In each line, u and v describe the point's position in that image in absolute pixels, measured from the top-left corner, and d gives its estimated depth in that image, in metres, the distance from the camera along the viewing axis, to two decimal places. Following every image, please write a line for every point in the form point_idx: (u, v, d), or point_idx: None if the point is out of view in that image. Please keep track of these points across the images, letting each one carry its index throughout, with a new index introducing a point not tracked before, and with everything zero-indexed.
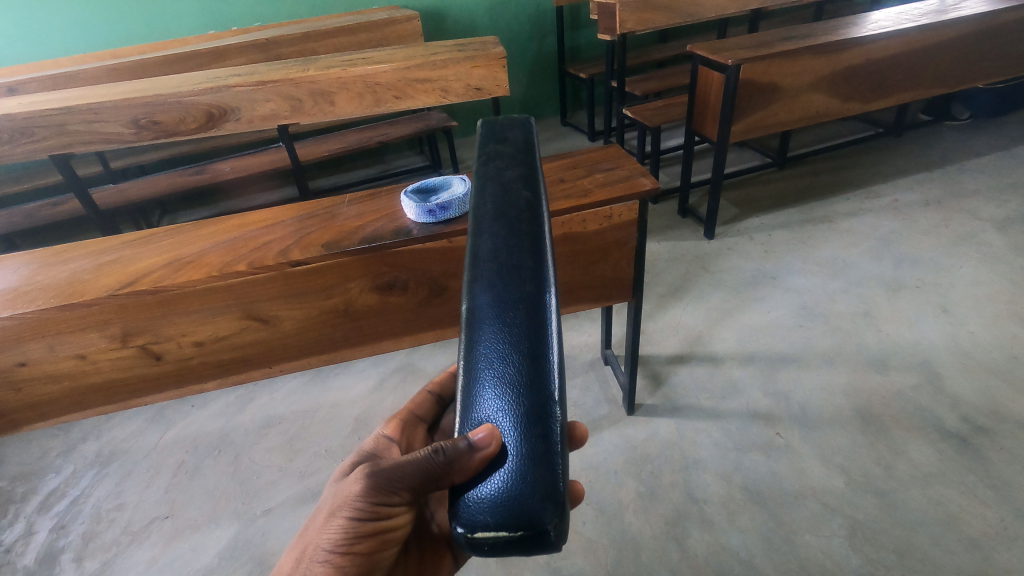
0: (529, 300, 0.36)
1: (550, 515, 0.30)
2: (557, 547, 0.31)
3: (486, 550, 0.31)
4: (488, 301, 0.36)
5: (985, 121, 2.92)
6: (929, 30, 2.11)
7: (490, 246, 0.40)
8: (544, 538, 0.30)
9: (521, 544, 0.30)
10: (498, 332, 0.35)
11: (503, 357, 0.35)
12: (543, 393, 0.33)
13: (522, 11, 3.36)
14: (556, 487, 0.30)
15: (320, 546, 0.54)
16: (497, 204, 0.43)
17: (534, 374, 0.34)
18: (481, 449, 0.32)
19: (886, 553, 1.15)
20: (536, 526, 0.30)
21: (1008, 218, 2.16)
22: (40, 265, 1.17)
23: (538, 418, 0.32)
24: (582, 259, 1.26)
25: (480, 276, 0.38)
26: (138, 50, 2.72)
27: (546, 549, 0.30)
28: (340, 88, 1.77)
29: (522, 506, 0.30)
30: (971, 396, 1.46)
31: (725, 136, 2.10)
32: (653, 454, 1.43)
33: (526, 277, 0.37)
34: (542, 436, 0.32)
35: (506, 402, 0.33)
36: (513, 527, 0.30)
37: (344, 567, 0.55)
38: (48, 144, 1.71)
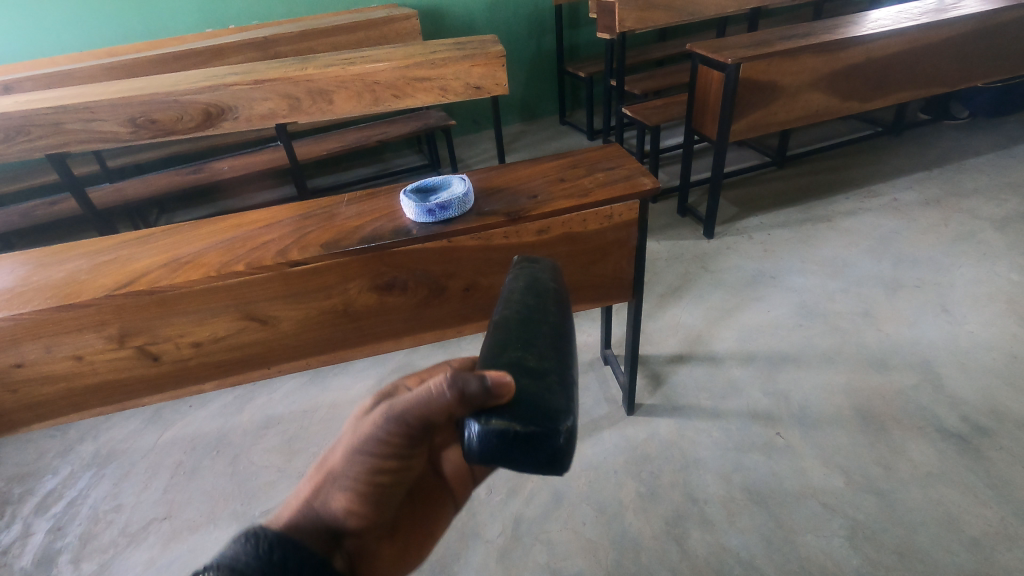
0: (554, 328, 0.45)
1: (563, 423, 0.38)
2: (563, 457, 0.38)
3: (494, 443, 0.37)
4: (517, 322, 0.45)
5: (983, 120, 2.93)
6: (928, 29, 2.11)
7: (520, 298, 0.48)
8: (553, 441, 0.37)
9: (526, 443, 0.37)
10: (523, 335, 0.43)
11: (527, 348, 0.42)
12: (561, 367, 0.42)
13: (520, 9, 3.35)
14: (565, 409, 0.38)
15: (342, 475, 0.45)
16: (529, 280, 0.51)
17: (554, 354, 0.42)
18: (498, 392, 0.38)
19: (886, 553, 1.15)
20: (548, 429, 0.37)
21: (1007, 217, 2.16)
22: (36, 265, 1.16)
23: (554, 376, 0.40)
24: (582, 259, 1.25)
25: (509, 309, 0.47)
26: (134, 47, 2.70)
27: (555, 453, 0.37)
28: (338, 86, 1.75)
29: (540, 412, 0.38)
30: (971, 395, 1.46)
31: (725, 135, 2.09)
32: (654, 454, 1.42)
33: (549, 316, 0.46)
34: (557, 383, 0.40)
35: (527, 358, 0.41)
36: (529, 423, 0.37)
37: (367, 498, 0.47)
38: (44, 144, 1.70)
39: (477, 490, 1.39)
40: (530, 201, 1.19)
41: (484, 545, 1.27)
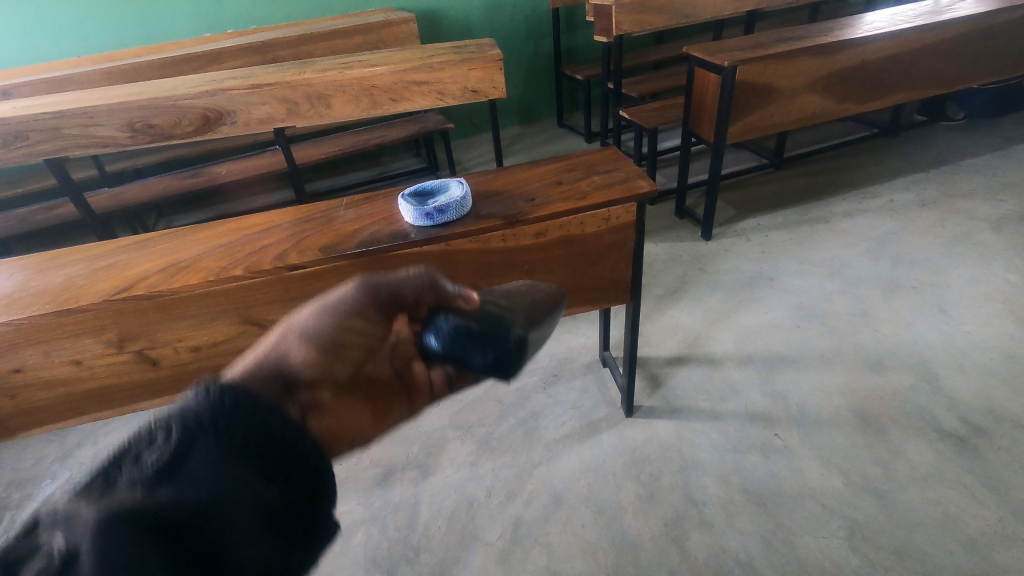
0: (526, 309, 0.57)
1: (500, 344, 0.50)
2: (495, 364, 0.51)
3: (444, 335, 0.49)
4: (498, 296, 0.58)
5: (979, 121, 2.94)
6: (923, 32, 2.13)
7: (512, 291, 0.60)
8: (489, 353, 0.50)
9: (472, 342, 0.49)
10: (498, 301, 0.56)
11: (495, 305, 0.55)
12: (513, 321, 0.54)
13: (518, 13, 3.37)
14: (509, 339, 0.52)
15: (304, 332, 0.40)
16: (527, 287, 0.62)
17: (513, 315, 0.54)
18: (463, 303, 0.51)
19: (884, 553, 1.15)
20: (489, 344, 0.50)
21: (1003, 217, 2.17)
22: (34, 270, 1.16)
23: (506, 322, 0.53)
24: (580, 262, 1.26)
25: (496, 292, 0.59)
26: (132, 52, 2.71)
27: (490, 362, 0.50)
28: (336, 90, 1.76)
29: (488, 330, 0.51)
30: (968, 395, 1.47)
31: (722, 137, 2.09)
32: (652, 457, 1.42)
33: (526, 301, 0.59)
34: (505, 326, 0.52)
35: (490, 307, 0.54)
36: (477, 331, 0.50)
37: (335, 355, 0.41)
38: (42, 149, 1.70)
39: (477, 492, 1.40)
40: (527, 204, 1.20)
41: (484, 548, 1.28)
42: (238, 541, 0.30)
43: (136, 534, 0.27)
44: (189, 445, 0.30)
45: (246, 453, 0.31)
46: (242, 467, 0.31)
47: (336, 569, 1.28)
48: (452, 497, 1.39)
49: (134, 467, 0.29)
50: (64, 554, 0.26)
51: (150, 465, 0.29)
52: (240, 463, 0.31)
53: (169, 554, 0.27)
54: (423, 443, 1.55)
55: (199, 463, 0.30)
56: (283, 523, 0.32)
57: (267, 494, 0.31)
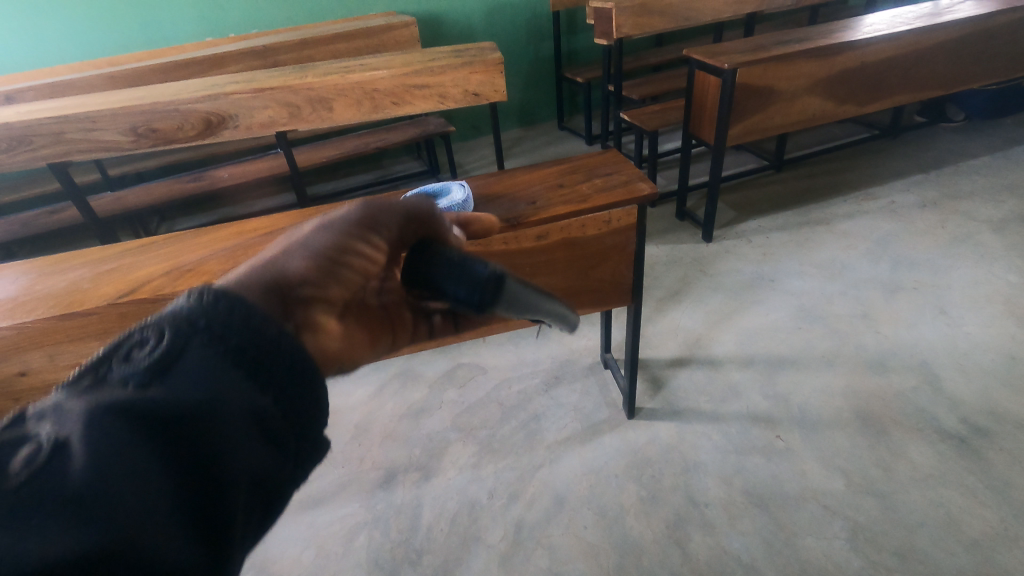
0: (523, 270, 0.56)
1: (483, 272, 0.49)
2: (476, 291, 0.49)
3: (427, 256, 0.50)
4: None
5: (979, 122, 2.95)
6: (922, 34, 2.13)
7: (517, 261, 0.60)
8: (470, 276, 0.49)
9: (453, 268, 0.49)
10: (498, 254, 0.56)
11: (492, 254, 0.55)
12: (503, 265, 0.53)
13: (518, 16, 3.38)
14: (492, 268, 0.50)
15: (305, 247, 0.42)
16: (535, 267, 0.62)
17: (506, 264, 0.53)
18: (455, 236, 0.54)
19: (886, 554, 1.15)
20: (470, 270, 0.49)
21: (1004, 219, 2.17)
22: (38, 274, 1.17)
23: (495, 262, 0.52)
24: (581, 265, 1.27)
25: None
26: (134, 57, 2.72)
27: (472, 285, 0.49)
28: (337, 94, 1.77)
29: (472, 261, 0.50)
30: (970, 396, 1.47)
31: (722, 139, 2.10)
32: (654, 458, 1.42)
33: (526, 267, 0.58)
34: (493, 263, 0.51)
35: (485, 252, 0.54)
36: (460, 258, 0.50)
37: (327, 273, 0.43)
38: (45, 153, 1.71)
39: (479, 494, 1.40)
40: (528, 207, 1.20)
41: (486, 550, 1.28)
42: (231, 441, 0.31)
43: (125, 422, 0.28)
44: (182, 346, 0.31)
45: (239, 356, 0.32)
46: (239, 371, 0.32)
47: (339, 571, 1.28)
48: (454, 499, 1.40)
49: (126, 365, 0.30)
50: (54, 442, 0.27)
51: (141, 363, 0.30)
52: (233, 366, 0.32)
53: (162, 443, 0.29)
54: (425, 445, 1.55)
55: (191, 361, 0.31)
56: (274, 430, 0.33)
57: (258, 398, 0.32)
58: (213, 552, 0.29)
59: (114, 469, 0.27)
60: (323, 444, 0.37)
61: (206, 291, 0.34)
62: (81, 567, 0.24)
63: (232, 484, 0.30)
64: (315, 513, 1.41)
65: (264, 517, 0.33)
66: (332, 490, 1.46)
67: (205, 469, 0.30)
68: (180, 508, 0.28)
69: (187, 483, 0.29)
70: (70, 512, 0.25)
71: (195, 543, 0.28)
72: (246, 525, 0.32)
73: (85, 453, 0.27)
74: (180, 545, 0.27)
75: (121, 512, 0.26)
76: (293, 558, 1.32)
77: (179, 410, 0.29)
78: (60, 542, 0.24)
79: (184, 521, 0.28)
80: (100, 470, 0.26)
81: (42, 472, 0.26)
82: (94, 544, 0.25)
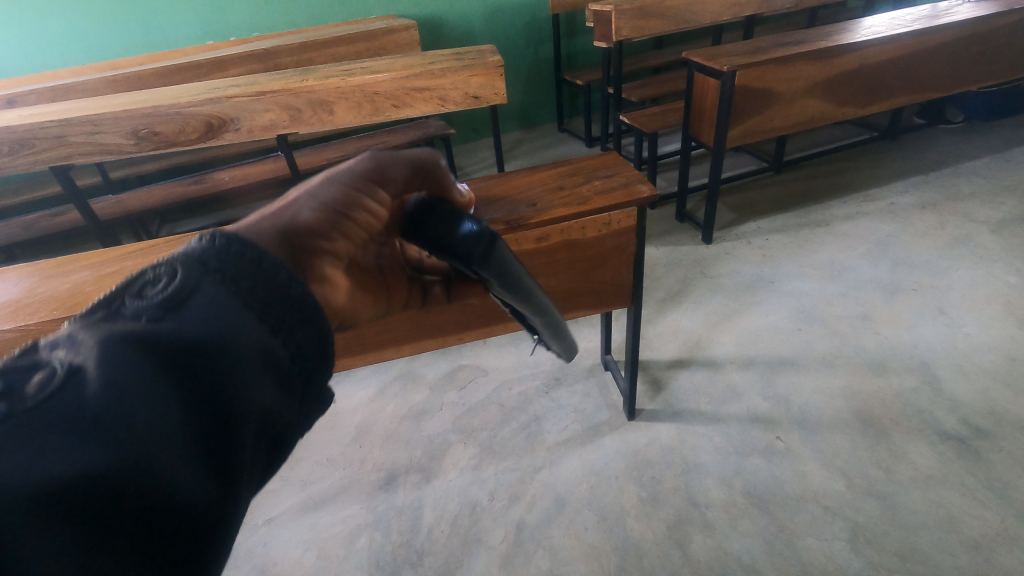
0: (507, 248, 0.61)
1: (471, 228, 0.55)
2: (460, 241, 0.54)
3: (426, 203, 0.52)
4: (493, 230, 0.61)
5: (979, 124, 2.95)
6: (920, 36, 2.14)
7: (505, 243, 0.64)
8: (459, 228, 0.54)
9: (447, 217, 0.53)
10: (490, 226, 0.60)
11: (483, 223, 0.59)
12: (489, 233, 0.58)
13: (518, 19, 3.39)
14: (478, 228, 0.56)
15: (313, 199, 0.38)
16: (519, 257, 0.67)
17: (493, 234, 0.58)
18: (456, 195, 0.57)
19: (887, 555, 1.16)
20: (460, 224, 0.54)
21: (1003, 220, 2.17)
22: (41, 277, 1.17)
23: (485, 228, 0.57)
24: (581, 267, 1.28)
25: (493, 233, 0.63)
26: (136, 60, 2.73)
27: (459, 236, 0.54)
28: (338, 97, 1.77)
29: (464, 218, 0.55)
30: (969, 397, 1.47)
31: (721, 141, 2.11)
32: (654, 460, 1.43)
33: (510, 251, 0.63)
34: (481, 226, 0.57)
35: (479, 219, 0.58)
36: (454, 212, 0.54)
37: (339, 228, 0.39)
38: (47, 156, 1.72)
39: (479, 496, 1.40)
40: (529, 208, 1.20)
41: (486, 551, 1.28)
42: (248, 383, 0.28)
43: (138, 351, 0.25)
44: (196, 281, 0.28)
45: (252, 296, 0.30)
46: (253, 311, 0.29)
47: (340, 573, 1.28)
48: (455, 501, 1.40)
49: (138, 298, 0.27)
50: (65, 368, 0.24)
51: (154, 296, 0.27)
52: (245, 305, 0.29)
53: (178, 379, 0.26)
54: (425, 447, 1.55)
55: (209, 296, 0.28)
56: (285, 375, 0.31)
57: (271, 342, 0.30)
58: (225, 496, 0.26)
59: (125, 398, 0.23)
60: (326, 399, 0.35)
61: (218, 234, 0.31)
62: (93, 488, 0.22)
63: (247, 425, 0.28)
64: (315, 515, 1.41)
65: (269, 465, 0.31)
66: (333, 492, 1.46)
67: (222, 410, 0.27)
68: (194, 448, 0.25)
69: (202, 421, 0.26)
70: (76, 439, 0.22)
71: (208, 485, 0.25)
72: (256, 472, 0.29)
73: (93, 379, 0.23)
74: (192, 485, 0.25)
75: (140, 436, 0.23)
76: (294, 559, 1.32)
77: (192, 343, 0.26)
78: (64, 469, 0.21)
79: (200, 458, 0.25)
80: (109, 399, 0.23)
81: (49, 399, 0.23)
82: (100, 475, 0.22)
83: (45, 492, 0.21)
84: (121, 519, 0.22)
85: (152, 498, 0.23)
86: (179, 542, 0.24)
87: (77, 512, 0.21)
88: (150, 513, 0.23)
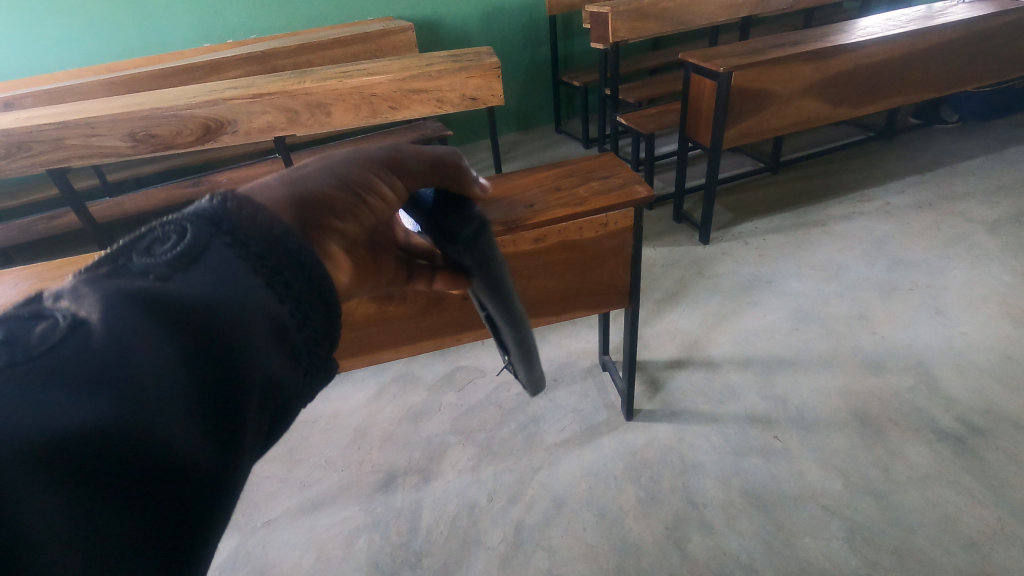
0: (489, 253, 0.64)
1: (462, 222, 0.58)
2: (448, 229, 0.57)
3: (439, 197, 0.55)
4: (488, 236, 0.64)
5: (973, 124, 2.97)
6: (915, 37, 2.15)
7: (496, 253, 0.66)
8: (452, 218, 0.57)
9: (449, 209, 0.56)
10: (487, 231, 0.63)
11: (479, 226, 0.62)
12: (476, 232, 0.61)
13: (515, 20, 3.40)
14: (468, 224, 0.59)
15: (333, 174, 0.37)
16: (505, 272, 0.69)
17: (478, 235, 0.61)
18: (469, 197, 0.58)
19: (885, 554, 1.16)
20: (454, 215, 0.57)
21: (998, 219, 2.19)
22: (38, 280, 1.17)
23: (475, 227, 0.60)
24: (578, 267, 1.28)
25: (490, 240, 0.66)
26: (133, 63, 2.73)
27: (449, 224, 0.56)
28: (335, 99, 1.78)
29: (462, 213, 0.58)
30: (966, 396, 1.48)
31: (718, 142, 2.11)
32: (652, 459, 1.43)
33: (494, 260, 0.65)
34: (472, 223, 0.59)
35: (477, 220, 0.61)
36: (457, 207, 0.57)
37: (353, 209, 0.38)
38: (44, 159, 1.72)
39: (478, 497, 1.40)
40: (526, 209, 1.20)
41: (485, 552, 1.28)
42: (255, 348, 0.28)
43: (143, 309, 0.25)
44: (203, 244, 0.28)
45: (262, 261, 0.29)
46: (263, 277, 0.29)
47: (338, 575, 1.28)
48: (453, 502, 1.40)
49: (146, 256, 0.27)
50: (72, 320, 0.24)
51: (163, 255, 0.27)
52: (252, 271, 0.29)
53: (188, 338, 0.25)
54: (424, 448, 1.55)
55: (215, 260, 0.28)
56: (291, 343, 0.30)
57: (277, 309, 0.29)
58: (225, 456, 0.26)
59: (126, 354, 0.23)
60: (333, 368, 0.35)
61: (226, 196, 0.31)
62: (93, 442, 0.21)
63: (251, 390, 0.27)
64: (314, 517, 1.41)
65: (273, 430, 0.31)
66: (331, 494, 1.46)
67: (227, 372, 0.26)
68: (197, 404, 0.25)
69: (209, 378, 0.26)
70: (86, 389, 0.22)
71: (209, 443, 0.25)
72: (260, 436, 0.29)
73: (101, 334, 0.23)
74: (198, 438, 0.25)
75: (144, 393, 0.23)
76: (293, 561, 1.32)
77: (198, 303, 0.26)
78: (74, 417, 0.21)
79: (204, 417, 0.25)
80: (115, 350, 0.23)
81: (58, 350, 0.23)
82: (100, 427, 0.22)
83: (36, 444, 0.20)
84: (122, 468, 0.22)
85: (150, 455, 0.23)
86: (183, 489, 0.24)
87: (89, 454, 0.21)
88: (148, 466, 0.23)
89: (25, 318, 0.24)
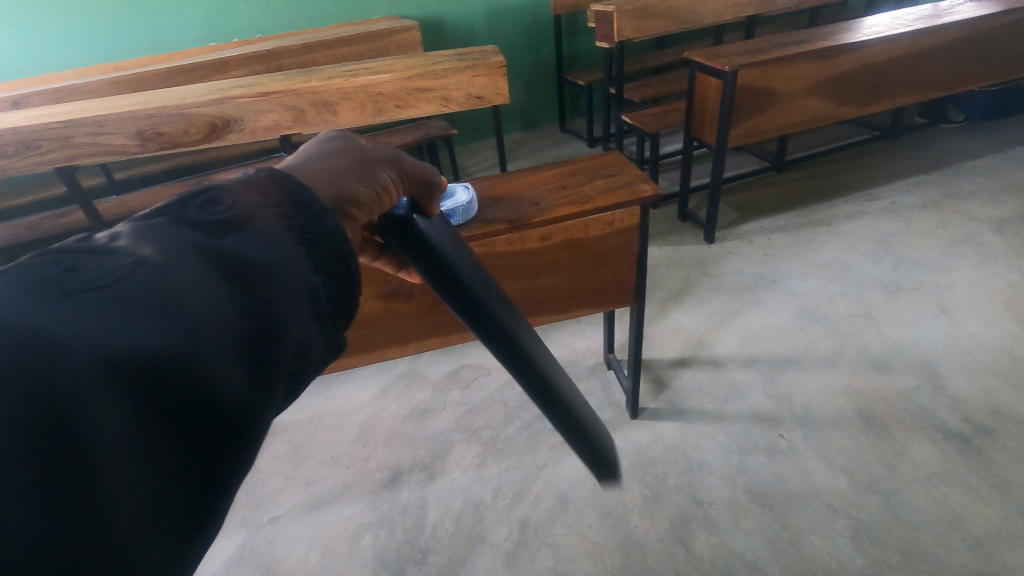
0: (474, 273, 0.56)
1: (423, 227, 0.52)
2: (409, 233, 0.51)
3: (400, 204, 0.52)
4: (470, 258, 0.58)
5: (980, 123, 2.96)
6: (921, 35, 2.14)
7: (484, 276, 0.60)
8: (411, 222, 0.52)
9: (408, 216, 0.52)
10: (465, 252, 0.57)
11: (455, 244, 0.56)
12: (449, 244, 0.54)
13: (520, 19, 3.40)
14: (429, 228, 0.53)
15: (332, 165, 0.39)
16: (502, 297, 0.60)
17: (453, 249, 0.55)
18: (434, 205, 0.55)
19: (890, 553, 1.16)
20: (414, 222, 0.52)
21: (1004, 218, 2.18)
22: None
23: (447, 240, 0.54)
24: (583, 265, 1.28)
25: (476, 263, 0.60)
26: (139, 62, 2.75)
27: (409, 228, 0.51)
28: (341, 98, 1.78)
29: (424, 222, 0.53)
30: (972, 395, 1.48)
31: (722, 140, 2.11)
32: (657, 458, 1.43)
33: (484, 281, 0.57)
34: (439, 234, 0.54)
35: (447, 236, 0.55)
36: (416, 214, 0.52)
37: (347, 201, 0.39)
38: (53, 157, 1.73)
39: (483, 495, 1.41)
40: (532, 208, 1.21)
41: (490, 549, 1.29)
42: (294, 309, 0.29)
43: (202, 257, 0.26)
44: (252, 212, 0.30)
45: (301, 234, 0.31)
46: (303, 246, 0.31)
47: (344, 572, 1.29)
48: (458, 499, 1.40)
49: (201, 212, 0.28)
50: (135, 257, 0.24)
51: (215, 213, 0.28)
52: (293, 238, 0.30)
53: (240, 287, 0.26)
54: (429, 446, 1.56)
55: (263, 227, 0.30)
56: (321, 312, 0.31)
57: (312, 275, 0.30)
58: (260, 403, 0.26)
59: (182, 290, 0.24)
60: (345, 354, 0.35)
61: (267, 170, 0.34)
62: (162, 364, 0.22)
63: (285, 345, 0.28)
64: (319, 513, 1.42)
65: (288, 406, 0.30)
66: (336, 491, 1.47)
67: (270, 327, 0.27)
68: (245, 349, 0.25)
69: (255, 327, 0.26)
70: (146, 315, 0.22)
71: (243, 391, 0.25)
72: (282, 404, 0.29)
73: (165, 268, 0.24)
74: (243, 381, 0.25)
75: (204, 325, 0.24)
76: (299, 557, 1.33)
77: (243, 258, 0.27)
78: (142, 336, 0.22)
79: (247, 365, 0.26)
80: (177, 285, 0.24)
81: (125, 279, 0.23)
82: (163, 351, 0.22)
83: (114, 352, 0.21)
84: (175, 397, 0.22)
85: (201, 387, 0.23)
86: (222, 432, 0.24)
87: (148, 379, 0.21)
88: (198, 400, 0.23)
89: (80, 252, 0.24)
